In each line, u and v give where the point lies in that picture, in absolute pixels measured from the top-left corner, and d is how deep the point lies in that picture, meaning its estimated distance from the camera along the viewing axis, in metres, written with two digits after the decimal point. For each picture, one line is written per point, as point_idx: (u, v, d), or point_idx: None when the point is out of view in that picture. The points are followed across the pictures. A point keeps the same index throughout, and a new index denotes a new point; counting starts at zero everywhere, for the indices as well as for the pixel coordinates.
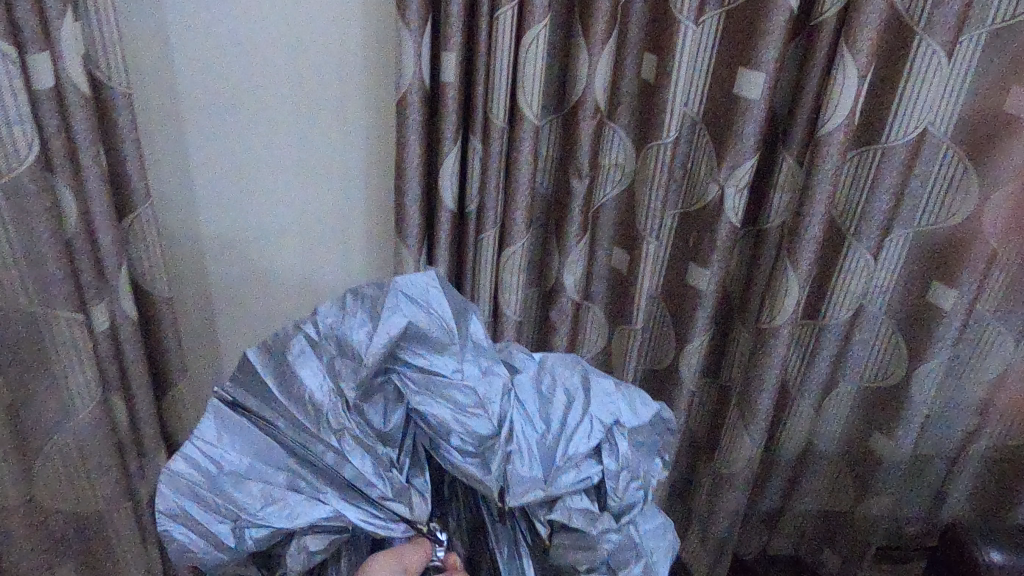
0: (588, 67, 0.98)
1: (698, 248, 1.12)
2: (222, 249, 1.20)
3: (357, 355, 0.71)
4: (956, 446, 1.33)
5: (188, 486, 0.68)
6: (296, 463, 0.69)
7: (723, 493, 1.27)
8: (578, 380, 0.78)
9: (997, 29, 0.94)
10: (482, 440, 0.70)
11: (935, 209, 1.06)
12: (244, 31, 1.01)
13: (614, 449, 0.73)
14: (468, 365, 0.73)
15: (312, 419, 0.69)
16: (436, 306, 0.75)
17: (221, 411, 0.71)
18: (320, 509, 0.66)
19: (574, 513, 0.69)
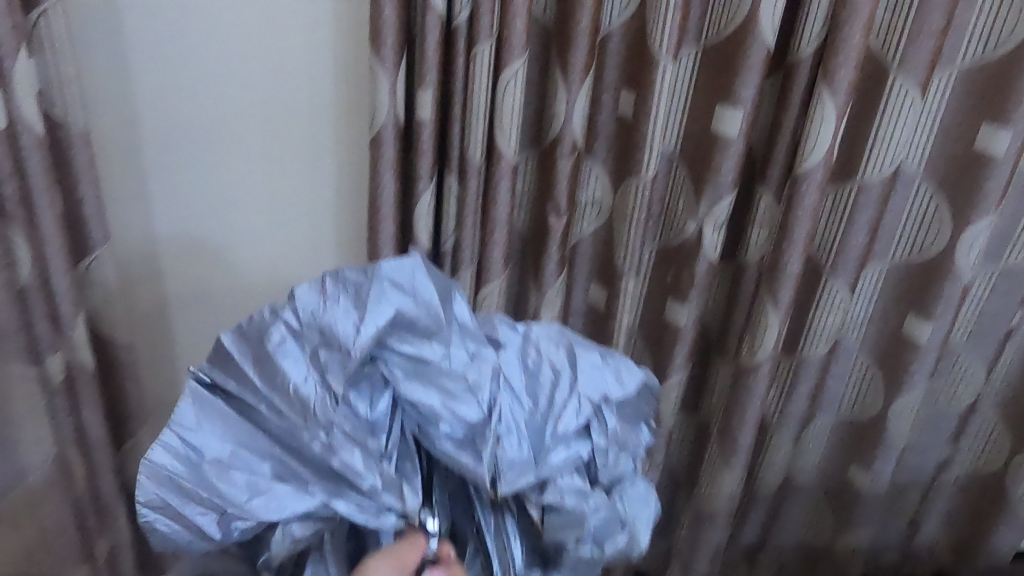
0: (566, 105, 0.96)
1: (676, 285, 1.11)
2: (182, 275, 1.15)
3: (343, 346, 0.63)
4: (930, 476, 1.34)
5: (170, 477, 0.62)
6: (281, 450, 0.62)
7: (704, 529, 1.25)
8: (565, 355, 0.72)
9: (966, 68, 0.95)
10: (471, 425, 0.63)
11: (908, 244, 1.07)
12: (206, 64, 0.98)
13: (602, 426, 0.69)
14: (459, 350, 0.66)
15: (296, 410, 0.61)
16: (421, 290, 0.69)
17: (201, 396, 0.63)
18: (306, 502, 0.60)
19: (565, 493, 0.65)
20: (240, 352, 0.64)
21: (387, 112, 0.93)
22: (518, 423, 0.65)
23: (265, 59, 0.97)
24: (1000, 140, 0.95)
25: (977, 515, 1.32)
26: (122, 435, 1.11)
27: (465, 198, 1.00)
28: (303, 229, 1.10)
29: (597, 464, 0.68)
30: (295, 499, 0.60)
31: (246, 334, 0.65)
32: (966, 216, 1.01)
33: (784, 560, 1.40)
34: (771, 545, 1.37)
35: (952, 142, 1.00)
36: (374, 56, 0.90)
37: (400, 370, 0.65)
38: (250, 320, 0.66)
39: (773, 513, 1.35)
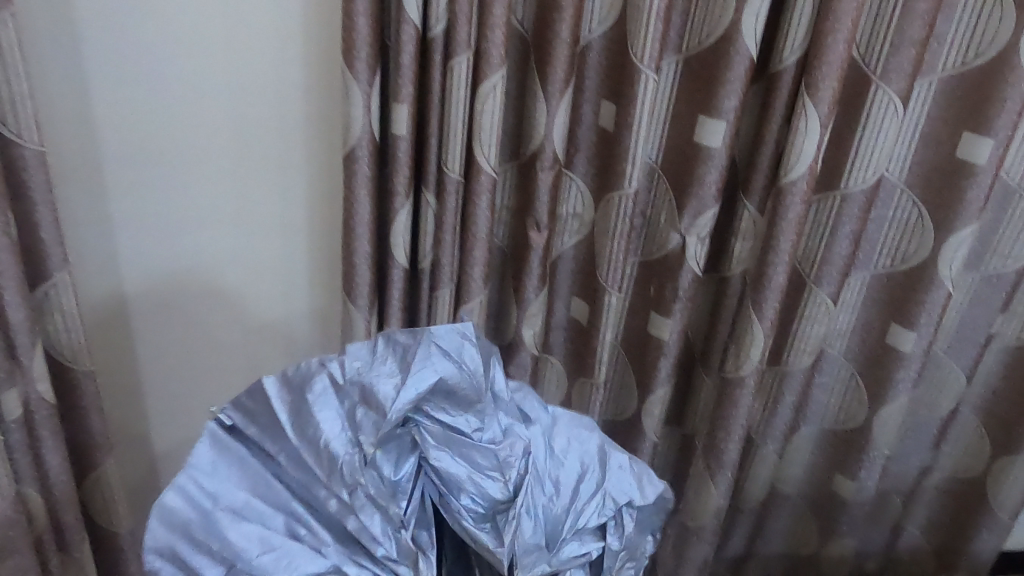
0: (546, 118, 0.93)
1: (660, 298, 1.09)
2: (151, 302, 1.10)
3: (381, 408, 0.65)
4: (911, 483, 1.32)
5: (183, 524, 0.62)
6: (296, 504, 0.64)
7: (690, 544, 1.24)
8: (593, 449, 0.71)
9: (947, 76, 0.95)
10: (494, 504, 0.64)
11: (890, 253, 1.07)
12: (170, 83, 0.94)
13: (620, 529, 0.68)
14: (492, 427, 0.68)
15: (324, 470, 0.64)
16: (468, 361, 0.70)
17: (221, 437, 0.67)
18: (314, 561, 0.61)
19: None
20: (278, 404, 0.68)
21: (361, 128, 0.89)
22: (541, 509, 0.65)
23: (234, 77, 0.95)
24: (981, 150, 0.96)
25: (960, 519, 1.32)
26: (84, 468, 1.06)
27: (443, 216, 0.97)
28: (280, 253, 1.09)
29: (605, 565, 0.67)
30: (305, 557, 0.61)
31: (294, 384, 0.69)
32: (948, 224, 1.01)
33: (770, 571, 1.39)
34: (756, 556, 1.36)
35: (934, 150, 1.00)
36: (347, 70, 0.86)
37: (437, 433, 0.65)
38: (298, 372, 0.69)
39: (759, 524, 1.34)
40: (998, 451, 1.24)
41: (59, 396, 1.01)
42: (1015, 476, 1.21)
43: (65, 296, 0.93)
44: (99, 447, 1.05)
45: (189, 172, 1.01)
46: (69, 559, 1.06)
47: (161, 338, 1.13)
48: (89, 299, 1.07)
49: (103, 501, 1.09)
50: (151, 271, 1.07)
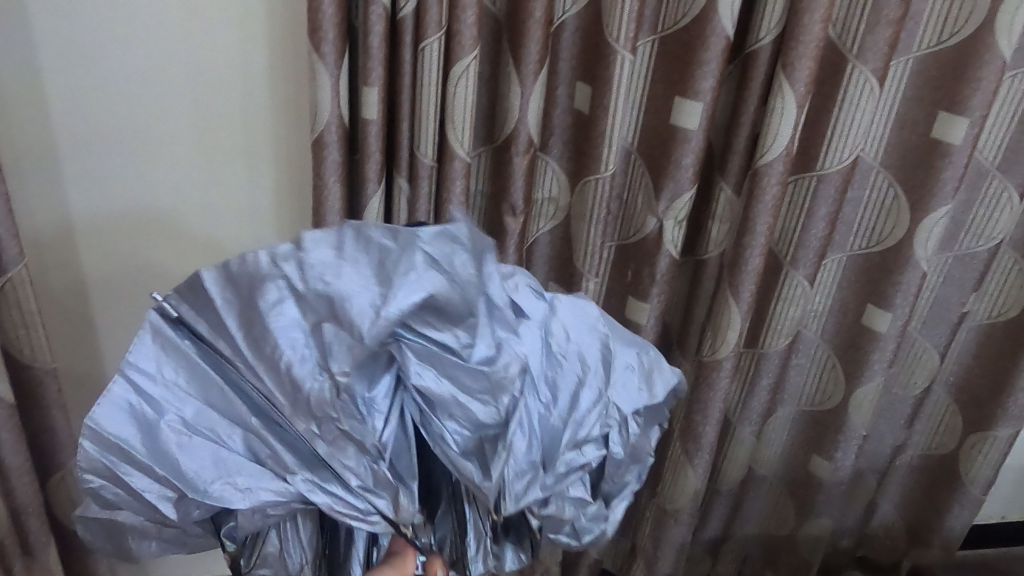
0: (520, 100, 0.91)
1: (637, 282, 1.08)
2: (109, 286, 1.06)
3: (354, 330, 0.53)
4: (885, 461, 1.34)
5: (121, 444, 0.54)
6: (255, 420, 0.55)
7: (668, 527, 1.24)
8: (599, 347, 0.61)
9: (922, 56, 0.94)
10: (483, 427, 0.56)
11: (866, 234, 1.07)
12: (127, 62, 0.91)
13: (624, 434, 0.63)
14: (485, 339, 0.55)
15: (287, 398, 0.54)
16: (460, 269, 0.56)
17: (164, 335, 0.55)
18: (278, 491, 0.54)
19: (567, 503, 0.61)
20: (226, 305, 0.56)
21: (330, 112, 0.86)
22: (536, 424, 0.57)
23: (195, 58, 0.92)
24: (956, 128, 0.95)
25: (932, 495, 1.34)
26: (48, 468, 1.03)
27: (416, 202, 0.94)
28: (243, 231, 1.05)
29: (605, 473, 0.64)
30: (268, 486, 0.54)
31: (238, 280, 0.56)
32: (923, 204, 1.01)
33: (746, 552, 1.41)
34: (733, 537, 1.38)
35: (909, 130, 0.99)
36: (314, 52, 0.83)
37: (422, 354, 0.55)
38: (248, 265, 0.56)
39: (736, 506, 1.35)
40: (970, 428, 1.25)
41: (18, 395, 0.97)
42: (986, 453, 1.23)
43: (22, 292, 0.89)
44: (63, 446, 1.01)
45: (150, 152, 0.97)
46: (34, 561, 1.03)
47: (121, 324, 1.09)
48: (46, 289, 1.03)
49: (69, 501, 1.06)
50: (109, 254, 1.03)
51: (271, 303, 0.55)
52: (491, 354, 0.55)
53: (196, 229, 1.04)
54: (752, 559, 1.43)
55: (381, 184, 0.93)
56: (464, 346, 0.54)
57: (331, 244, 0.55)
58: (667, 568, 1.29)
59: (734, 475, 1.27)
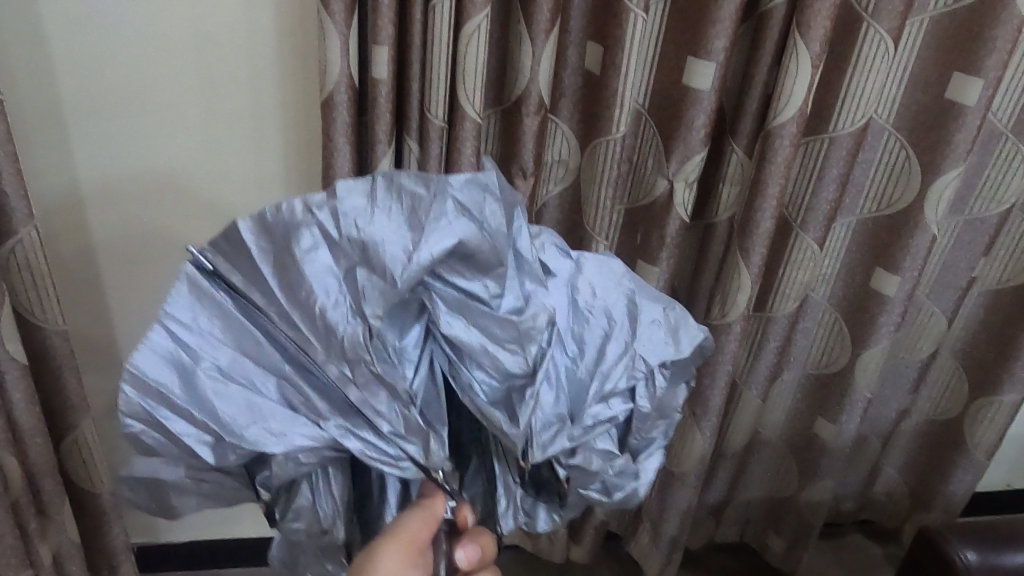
0: (531, 60, 0.90)
1: (646, 246, 1.07)
2: (118, 249, 1.06)
3: (387, 274, 0.52)
4: (890, 426, 1.35)
5: (159, 390, 0.51)
6: (290, 369, 0.53)
7: (674, 490, 1.25)
8: (624, 305, 0.62)
9: (939, 14, 0.93)
10: (511, 376, 0.56)
11: (876, 196, 1.06)
12: (131, 19, 0.89)
13: (650, 388, 0.62)
14: (514, 291, 0.56)
15: (319, 339, 0.52)
16: (491, 218, 0.54)
17: (198, 285, 0.52)
18: (313, 437, 0.53)
19: (594, 456, 0.60)
20: (256, 255, 0.52)
21: (339, 71, 0.85)
22: (563, 378, 0.58)
23: (201, 17, 0.91)
24: (970, 90, 0.93)
25: (935, 460, 1.35)
26: (60, 430, 1.04)
27: (426, 163, 0.94)
28: (250, 193, 1.05)
29: (631, 428, 0.63)
30: (303, 431, 0.53)
31: (266, 227, 0.52)
32: (934, 166, 1.00)
33: (749, 514, 1.43)
34: (736, 500, 1.40)
35: (922, 91, 0.98)
36: (323, 10, 0.82)
37: (450, 303, 0.55)
38: (275, 215, 0.52)
39: (741, 469, 1.37)
40: (976, 393, 1.26)
41: (30, 356, 0.98)
42: (992, 418, 1.23)
43: (32, 254, 0.89)
44: (75, 408, 1.02)
45: (157, 113, 0.96)
46: (48, 521, 1.04)
47: (129, 287, 1.09)
48: (55, 252, 1.04)
49: (82, 463, 1.07)
50: (117, 215, 1.03)
51: (303, 249, 0.52)
52: (518, 304, 0.56)
53: (203, 183, 1.03)
54: (755, 521, 1.45)
55: (391, 146, 0.92)
56: (494, 296, 0.55)
57: (360, 194, 0.53)
58: (673, 531, 1.31)
59: (739, 438, 1.28)
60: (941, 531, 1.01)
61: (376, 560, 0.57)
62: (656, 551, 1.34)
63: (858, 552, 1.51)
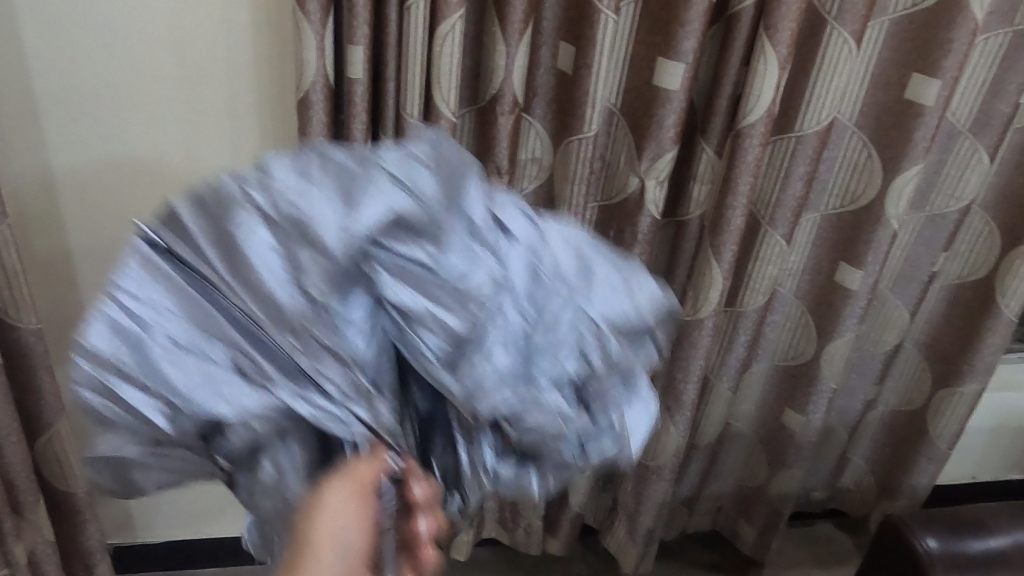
0: (505, 60, 0.91)
1: (618, 242, 1.10)
2: (95, 256, 1.05)
3: (321, 239, 0.49)
4: (856, 416, 1.39)
5: (109, 361, 0.45)
6: (238, 336, 0.47)
7: (649, 482, 1.28)
8: (573, 262, 0.56)
9: (899, 17, 0.96)
10: (456, 336, 0.49)
11: (840, 192, 1.10)
12: (104, 16, 0.89)
13: (607, 343, 0.52)
14: (458, 253, 0.51)
15: (262, 304, 0.47)
16: (422, 185, 0.54)
17: (149, 259, 0.48)
18: (261, 401, 0.46)
19: (551, 420, 0.50)
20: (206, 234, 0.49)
21: (315, 71, 0.86)
22: (514, 335, 0.50)
23: (178, 22, 0.90)
24: (928, 90, 0.96)
25: (901, 451, 1.38)
26: (35, 429, 1.03)
27: None
28: None
29: (590, 391, 0.52)
30: (250, 394, 0.46)
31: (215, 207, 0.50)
32: (895, 164, 1.03)
33: (721, 503, 1.47)
34: (708, 491, 1.44)
35: (884, 91, 1.01)
36: (299, 10, 0.83)
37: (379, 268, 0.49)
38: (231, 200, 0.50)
39: (713, 459, 1.40)
40: (938, 384, 1.29)
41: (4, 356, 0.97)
42: (954, 407, 1.27)
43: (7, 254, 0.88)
44: (51, 407, 1.02)
45: (135, 119, 0.96)
46: (23, 521, 1.04)
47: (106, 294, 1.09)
48: (31, 259, 1.03)
49: (57, 462, 1.07)
50: (95, 223, 1.03)
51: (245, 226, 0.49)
52: (462, 265, 0.51)
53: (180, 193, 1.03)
54: (727, 511, 1.49)
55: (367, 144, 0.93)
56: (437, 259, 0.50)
57: (295, 173, 0.52)
58: (648, 524, 1.33)
59: (711, 430, 1.31)
60: (907, 519, 1.04)
61: (319, 507, 0.48)
62: (632, 543, 1.37)
63: (829, 541, 1.55)
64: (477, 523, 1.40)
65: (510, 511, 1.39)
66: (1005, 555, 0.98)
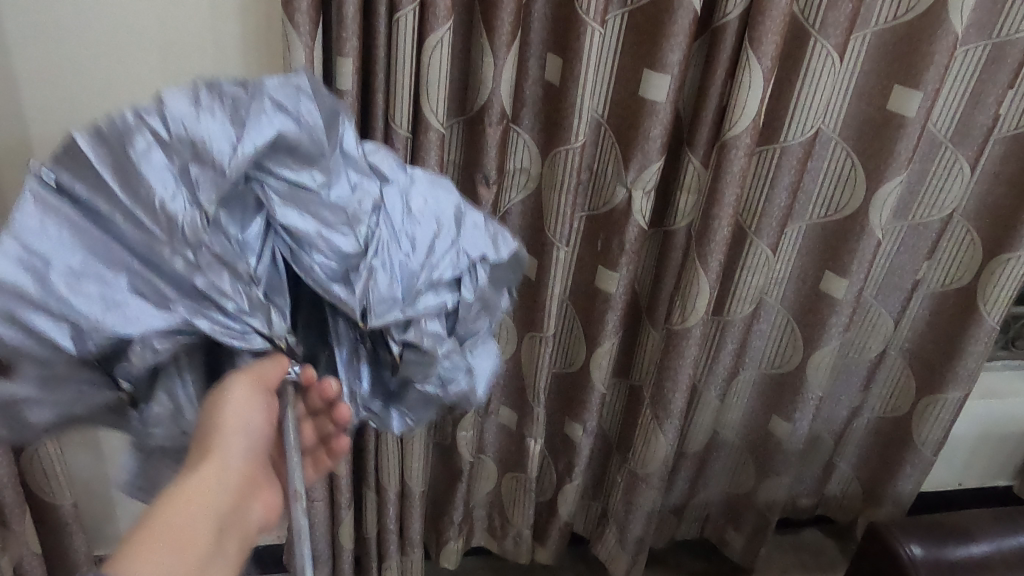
0: (493, 71, 0.92)
1: (606, 252, 1.10)
2: None
3: (218, 167, 0.53)
4: (842, 423, 1.40)
5: (12, 291, 0.48)
6: (140, 262, 0.52)
7: (638, 491, 1.28)
8: (449, 211, 0.66)
9: (881, 30, 0.98)
10: (345, 257, 0.57)
11: (824, 202, 1.11)
12: (92, 31, 0.87)
13: (473, 279, 0.66)
14: (343, 183, 0.59)
15: (162, 227, 0.51)
16: (305, 114, 0.58)
17: (45, 199, 0.50)
18: (166, 321, 0.52)
19: (425, 335, 0.63)
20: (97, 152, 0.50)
21: None
22: (394, 262, 0.60)
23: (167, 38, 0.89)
24: (910, 101, 0.98)
25: (886, 457, 1.40)
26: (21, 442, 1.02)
27: None
28: None
29: (458, 316, 0.66)
30: (156, 318, 0.52)
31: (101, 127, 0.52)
32: (878, 174, 1.05)
33: (709, 511, 1.48)
34: (697, 499, 1.44)
35: (867, 102, 1.03)
36: (287, 22, 0.83)
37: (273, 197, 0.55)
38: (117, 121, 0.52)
39: (701, 467, 1.41)
40: (923, 391, 1.31)
41: None
42: (938, 413, 1.28)
43: None
44: None
45: None
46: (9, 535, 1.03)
47: None
48: None
49: (43, 474, 1.06)
50: None
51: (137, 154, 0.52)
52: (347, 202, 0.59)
53: None
54: (715, 518, 1.50)
55: None
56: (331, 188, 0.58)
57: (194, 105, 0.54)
58: (638, 532, 1.34)
59: (699, 438, 1.32)
60: (891, 527, 1.05)
61: (224, 398, 0.59)
62: (622, 552, 1.37)
63: (817, 548, 1.56)
64: (467, 532, 1.41)
65: (500, 519, 1.40)
66: (988, 561, 0.99)
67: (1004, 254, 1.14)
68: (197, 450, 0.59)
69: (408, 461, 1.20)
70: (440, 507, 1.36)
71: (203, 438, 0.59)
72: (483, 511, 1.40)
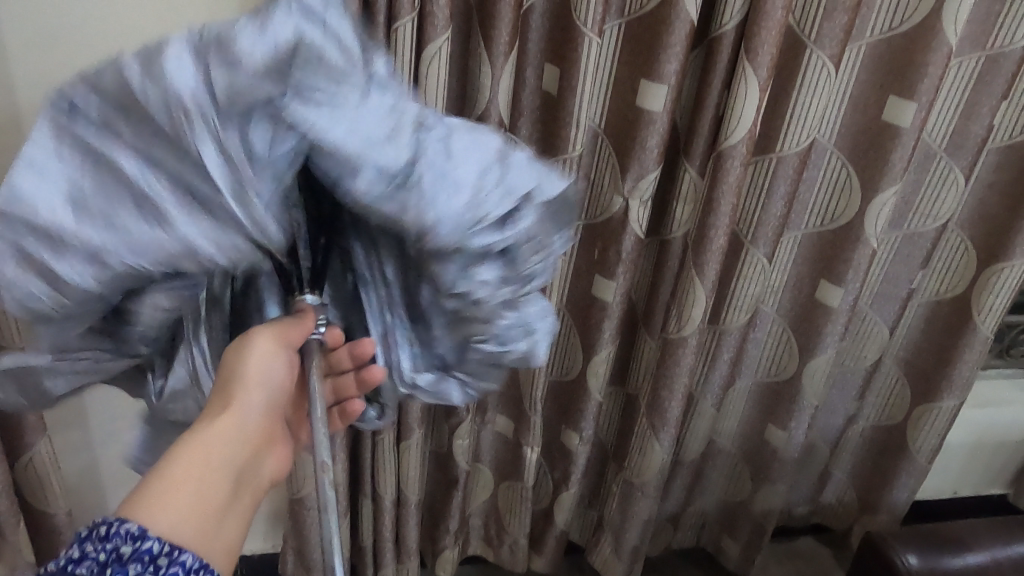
0: (491, 81, 0.92)
1: (603, 261, 1.10)
2: None
3: (231, 59, 0.47)
4: (838, 432, 1.41)
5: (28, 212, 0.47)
6: (141, 179, 0.48)
7: (635, 499, 1.29)
8: (499, 142, 0.56)
9: (875, 41, 0.98)
10: (389, 175, 0.50)
11: (820, 211, 1.11)
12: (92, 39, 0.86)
13: (533, 209, 0.55)
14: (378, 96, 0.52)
15: (169, 128, 0.47)
16: (331, 23, 0.51)
17: (60, 123, 0.48)
18: (158, 237, 0.48)
19: (482, 282, 0.56)
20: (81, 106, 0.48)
21: None
22: (435, 187, 0.51)
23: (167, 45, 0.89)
24: (905, 112, 0.99)
25: (881, 466, 1.40)
26: (15, 450, 1.02)
27: None
28: None
29: (518, 257, 0.56)
30: (144, 231, 0.48)
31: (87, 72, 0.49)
32: (874, 184, 1.05)
33: (705, 520, 1.48)
34: (693, 507, 1.45)
35: (862, 113, 1.04)
36: None
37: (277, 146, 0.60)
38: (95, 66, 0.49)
39: (697, 476, 1.41)
40: (918, 400, 1.31)
41: None
42: (933, 422, 1.28)
43: None
44: (31, 428, 1.00)
45: None
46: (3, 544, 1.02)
47: None
48: None
49: (37, 483, 1.05)
50: None
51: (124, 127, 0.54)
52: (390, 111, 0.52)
53: None
54: (711, 526, 1.50)
55: None
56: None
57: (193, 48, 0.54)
58: (634, 540, 1.34)
59: (695, 446, 1.33)
60: (887, 536, 1.05)
61: (251, 344, 0.64)
62: (618, 559, 1.37)
63: (812, 556, 1.56)
64: (463, 540, 1.41)
65: (496, 527, 1.40)
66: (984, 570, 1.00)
67: (998, 263, 1.14)
68: (218, 388, 0.64)
69: (404, 469, 1.21)
70: (437, 515, 1.36)
71: (226, 389, 0.64)
72: (480, 519, 1.40)
